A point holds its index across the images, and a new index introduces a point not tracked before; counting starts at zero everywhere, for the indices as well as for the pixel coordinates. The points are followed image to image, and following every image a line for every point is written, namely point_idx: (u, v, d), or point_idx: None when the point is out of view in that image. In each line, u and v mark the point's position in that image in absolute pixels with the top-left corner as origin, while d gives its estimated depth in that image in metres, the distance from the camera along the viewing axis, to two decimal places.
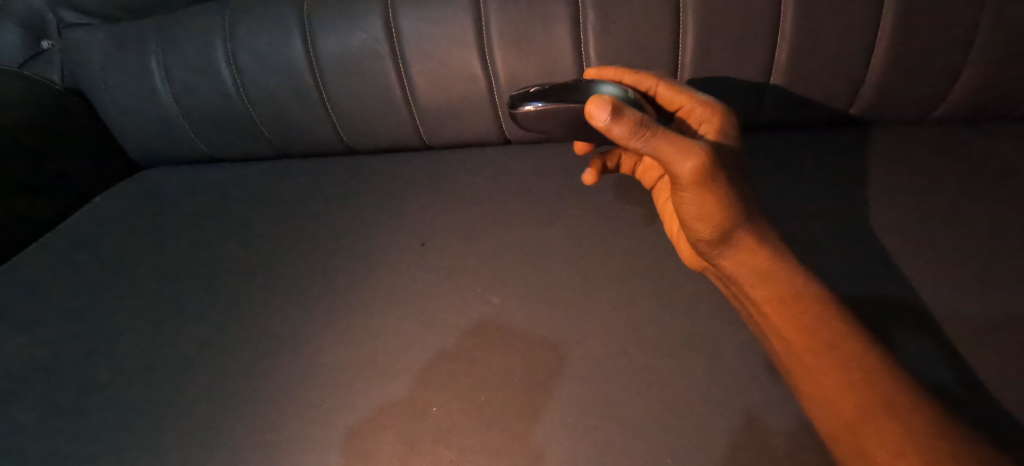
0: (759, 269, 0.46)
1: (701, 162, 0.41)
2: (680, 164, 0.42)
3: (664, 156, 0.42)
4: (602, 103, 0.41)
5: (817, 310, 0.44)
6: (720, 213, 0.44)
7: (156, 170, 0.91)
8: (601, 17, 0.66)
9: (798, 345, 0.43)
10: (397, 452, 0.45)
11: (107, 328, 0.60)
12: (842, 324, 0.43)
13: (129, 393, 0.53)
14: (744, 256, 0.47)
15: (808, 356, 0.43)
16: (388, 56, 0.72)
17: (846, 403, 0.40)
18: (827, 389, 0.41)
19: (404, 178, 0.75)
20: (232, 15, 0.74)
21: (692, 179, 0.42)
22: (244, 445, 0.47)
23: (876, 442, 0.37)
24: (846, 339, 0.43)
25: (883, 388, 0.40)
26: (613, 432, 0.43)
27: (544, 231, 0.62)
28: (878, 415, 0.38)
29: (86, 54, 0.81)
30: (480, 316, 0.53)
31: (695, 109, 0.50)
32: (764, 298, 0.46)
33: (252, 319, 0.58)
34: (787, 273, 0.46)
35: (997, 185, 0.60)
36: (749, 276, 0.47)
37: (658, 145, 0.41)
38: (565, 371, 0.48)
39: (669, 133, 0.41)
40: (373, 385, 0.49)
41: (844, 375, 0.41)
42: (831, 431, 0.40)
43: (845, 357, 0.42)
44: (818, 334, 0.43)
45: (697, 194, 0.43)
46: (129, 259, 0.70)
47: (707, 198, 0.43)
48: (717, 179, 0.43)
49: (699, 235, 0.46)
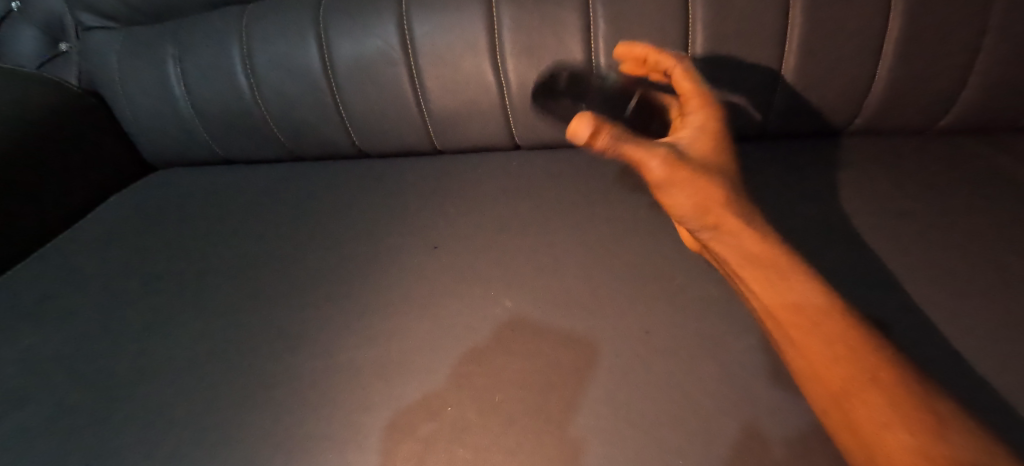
0: (744, 253, 0.47)
1: (665, 162, 0.46)
2: (648, 168, 0.46)
3: (632, 162, 0.47)
4: (579, 123, 0.45)
5: (801, 288, 0.45)
6: (696, 204, 0.47)
7: (170, 170, 0.92)
8: (611, 26, 0.67)
9: (786, 323, 0.44)
10: (416, 449, 0.46)
11: (126, 326, 0.62)
12: (828, 299, 0.44)
13: (149, 390, 0.55)
14: (728, 238, 0.47)
15: (796, 333, 0.43)
16: (401, 62, 0.73)
17: (832, 376, 0.41)
18: (814, 363, 0.42)
19: (415, 182, 0.76)
20: (249, 20, 0.75)
21: (662, 177, 0.46)
22: (262, 442, 0.48)
23: (863, 416, 0.38)
24: (838, 321, 0.43)
25: (877, 369, 0.40)
26: (626, 431, 0.44)
27: (554, 234, 0.63)
28: (865, 387, 0.39)
29: (104, 57, 0.83)
30: (496, 318, 0.55)
31: (691, 99, 0.53)
32: (751, 281, 0.47)
33: (269, 320, 0.59)
34: (776, 255, 0.46)
35: (1003, 195, 0.61)
36: (734, 258, 0.47)
37: (626, 154, 0.46)
38: (576, 373, 0.49)
39: (640, 142, 0.46)
40: (392, 385, 0.50)
41: (833, 350, 0.41)
42: (825, 407, 0.40)
43: (829, 333, 0.42)
44: (801, 308, 0.44)
45: (672, 189, 0.47)
46: (146, 258, 0.72)
47: (682, 192, 0.47)
48: (686, 173, 0.46)
49: (685, 224, 0.49)
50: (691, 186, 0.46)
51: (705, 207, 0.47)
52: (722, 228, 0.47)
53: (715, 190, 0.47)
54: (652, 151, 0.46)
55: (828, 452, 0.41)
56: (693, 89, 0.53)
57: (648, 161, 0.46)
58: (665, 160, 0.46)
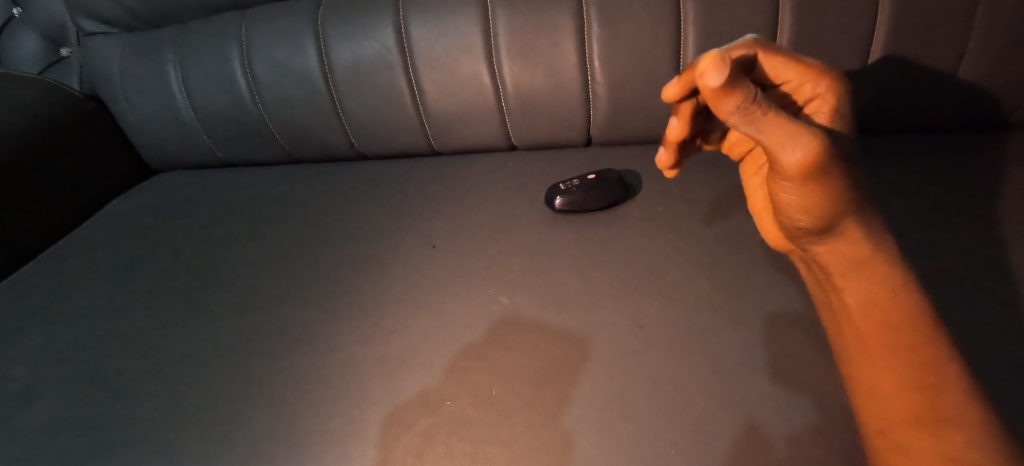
0: (853, 257, 0.47)
1: (813, 153, 0.40)
2: (787, 154, 0.41)
3: (771, 143, 0.41)
4: (719, 69, 0.37)
5: (916, 327, 0.43)
6: (824, 204, 0.45)
7: (171, 173, 0.93)
8: (604, 27, 0.68)
9: (872, 338, 0.44)
10: (415, 442, 0.47)
11: (128, 326, 0.63)
12: (927, 329, 0.43)
13: (153, 387, 0.56)
14: (838, 241, 0.47)
15: (878, 350, 0.43)
16: (399, 66, 0.74)
17: (903, 402, 0.39)
18: (888, 385, 0.41)
19: (413, 183, 0.77)
20: (248, 24, 0.76)
21: (799, 170, 0.41)
22: (264, 436, 0.49)
23: (921, 442, 0.37)
24: (931, 351, 0.42)
25: (945, 400, 0.39)
26: (619, 423, 0.45)
27: (549, 233, 0.64)
28: (936, 419, 0.38)
29: (104, 61, 0.84)
30: (493, 314, 0.56)
31: (803, 84, 0.46)
32: (850, 288, 0.47)
33: (270, 318, 0.60)
34: (878, 263, 0.47)
35: (995, 191, 0.61)
36: (840, 265, 0.48)
37: (769, 130, 0.40)
38: (572, 367, 0.50)
39: (783, 118, 0.40)
40: (390, 381, 0.51)
41: (912, 378, 0.40)
42: (879, 425, 0.40)
43: (917, 361, 0.41)
44: (899, 334, 0.43)
45: (798, 185, 0.43)
46: (147, 259, 0.73)
47: (812, 188, 0.43)
48: (826, 170, 0.42)
49: (797, 221, 0.47)
50: (824, 184, 0.43)
51: (825, 208, 0.45)
52: (840, 231, 0.47)
53: (840, 190, 0.45)
54: (799, 134, 0.40)
55: (817, 446, 0.42)
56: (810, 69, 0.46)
57: (793, 146, 0.40)
58: (815, 144, 0.40)
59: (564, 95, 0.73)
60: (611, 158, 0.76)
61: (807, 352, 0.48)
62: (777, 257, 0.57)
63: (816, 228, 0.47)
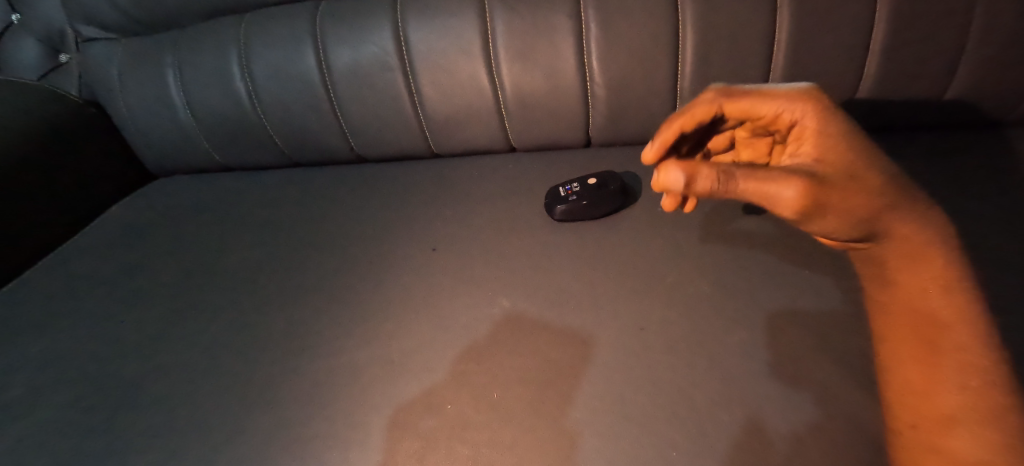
0: (912, 253, 0.41)
1: (800, 191, 0.38)
2: (779, 198, 0.39)
3: (757, 199, 0.40)
4: (674, 168, 0.41)
5: (960, 321, 0.38)
6: (854, 219, 0.40)
7: (171, 178, 0.93)
8: (603, 28, 0.68)
9: (908, 334, 0.40)
10: (417, 445, 0.47)
11: (129, 331, 0.63)
12: (977, 317, 0.39)
13: (153, 392, 0.56)
14: (891, 239, 0.41)
15: (919, 350, 0.39)
16: (398, 69, 0.74)
17: (941, 402, 0.37)
18: (930, 385, 0.38)
19: (412, 186, 0.77)
20: (247, 29, 0.76)
21: (797, 209, 0.39)
22: (266, 441, 0.49)
23: (955, 444, 0.35)
24: (978, 347, 0.38)
25: (989, 402, 0.35)
26: (621, 425, 0.45)
27: (549, 236, 0.64)
28: (972, 423, 0.35)
29: (104, 67, 0.84)
30: (494, 317, 0.56)
31: (783, 113, 0.45)
32: (901, 282, 0.41)
33: (272, 322, 0.60)
34: (935, 252, 0.41)
35: (998, 189, 0.61)
36: (893, 261, 0.42)
37: (746, 191, 0.40)
38: (573, 370, 0.50)
39: (753, 171, 0.40)
40: (392, 385, 0.51)
41: (954, 377, 0.37)
42: (909, 420, 0.38)
43: (960, 360, 0.37)
44: (942, 330, 0.39)
45: (815, 218, 0.40)
46: (148, 264, 0.73)
47: (832, 215, 0.40)
48: (830, 197, 0.39)
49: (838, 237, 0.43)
50: (843, 203, 0.39)
51: (859, 221, 0.40)
52: (887, 232, 0.41)
53: (869, 194, 0.40)
54: (774, 178, 0.39)
55: (821, 450, 0.41)
56: (779, 98, 0.45)
57: (778, 192, 0.39)
58: (798, 184, 0.39)
59: (564, 97, 0.73)
60: (611, 159, 0.76)
61: (808, 353, 0.48)
62: (777, 258, 0.57)
63: (862, 237, 0.42)
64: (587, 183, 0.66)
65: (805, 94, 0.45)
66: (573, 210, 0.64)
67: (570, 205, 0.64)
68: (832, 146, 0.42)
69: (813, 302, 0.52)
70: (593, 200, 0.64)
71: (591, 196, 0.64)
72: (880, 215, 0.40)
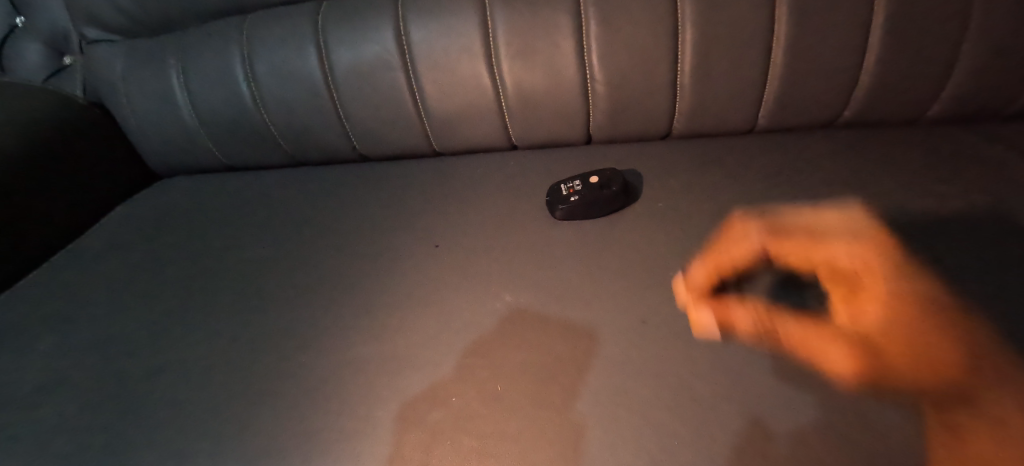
0: (972, 374, 0.43)
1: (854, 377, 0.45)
2: (830, 364, 0.46)
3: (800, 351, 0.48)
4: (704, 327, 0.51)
5: (993, 372, 0.43)
6: (925, 382, 0.44)
7: (175, 178, 0.94)
8: (603, 26, 0.68)
9: (951, 376, 0.43)
10: (423, 438, 0.47)
11: (136, 328, 0.64)
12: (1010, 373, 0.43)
13: (161, 388, 0.56)
14: (972, 382, 0.43)
15: (959, 389, 0.43)
16: (400, 68, 0.75)
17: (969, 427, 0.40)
18: (968, 404, 0.42)
19: (415, 184, 0.78)
20: (249, 30, 0.77)
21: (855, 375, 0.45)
22: (273, 435, 0.50)
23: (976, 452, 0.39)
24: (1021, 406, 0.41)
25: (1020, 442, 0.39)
26: (624, 416, 0.46)
27: (551, 232, 0.65)
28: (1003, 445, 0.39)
29: (108, 68, 0.85)
30: (498, 312, 0.56)
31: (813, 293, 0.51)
32: (945, 352, 0.45)
33: (278, 318, 0.61)
34: (1010, 368, 0.43)
35: (997, 182, 0.61)
36: (963, 374, 0.44)
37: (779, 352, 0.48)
38: (577, 363, 0.50)
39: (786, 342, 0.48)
40: (397, 379, 0.52)
41: (997, 419, 0.40)
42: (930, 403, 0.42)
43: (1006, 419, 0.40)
44: (985, 390, 0.42)
45: (877, 379, 0.45)
46: (153, 263, 0.73)
47: (879, 371, 0.45)
48: (881, 368, 0.45)
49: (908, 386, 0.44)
50: (899, 373, 0.44)
51: (930, 374, 0.44)
52: (973, 386, 0.43)
53: (922, 357, 0.45)
54: (822, 359, 0.46)
55: (823, 439, 0.42)
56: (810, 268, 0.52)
57: (828, 365, 0.46)
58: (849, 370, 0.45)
59: (564, 94, 0.74)
60: (612, 156, 0.76)
61: (810, 345, 0.48)
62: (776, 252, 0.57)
63: (957, 395, 0.42)
64: (589, 181, 0.66)
65: (857, 239, 0.56)
66: (574, 208, 0.65)
67: (572, 203, 0.64)
68: (883, 321, 0.48)
69: (813, 295, 0.52)
70: (595, 198, 0.64)
71: (593, 194, 0.65)
72: (956, 376, 0.43)
